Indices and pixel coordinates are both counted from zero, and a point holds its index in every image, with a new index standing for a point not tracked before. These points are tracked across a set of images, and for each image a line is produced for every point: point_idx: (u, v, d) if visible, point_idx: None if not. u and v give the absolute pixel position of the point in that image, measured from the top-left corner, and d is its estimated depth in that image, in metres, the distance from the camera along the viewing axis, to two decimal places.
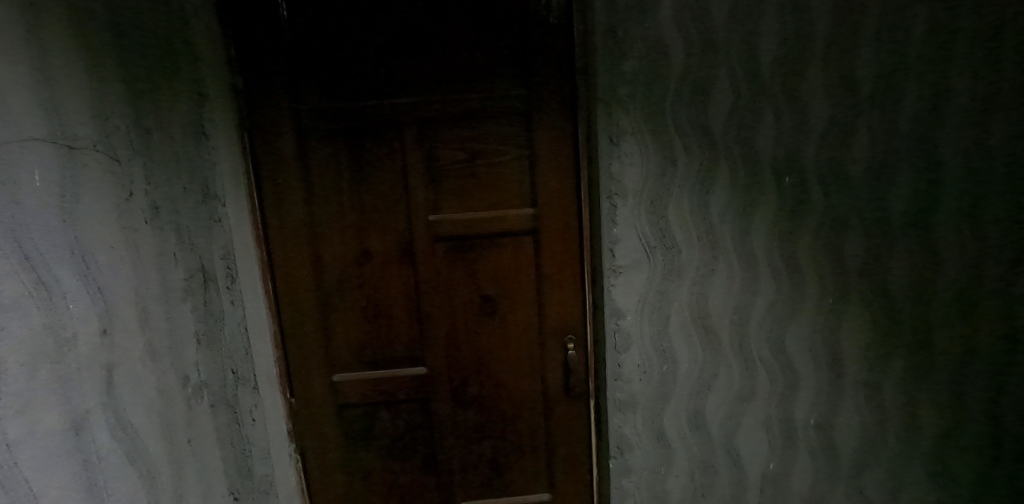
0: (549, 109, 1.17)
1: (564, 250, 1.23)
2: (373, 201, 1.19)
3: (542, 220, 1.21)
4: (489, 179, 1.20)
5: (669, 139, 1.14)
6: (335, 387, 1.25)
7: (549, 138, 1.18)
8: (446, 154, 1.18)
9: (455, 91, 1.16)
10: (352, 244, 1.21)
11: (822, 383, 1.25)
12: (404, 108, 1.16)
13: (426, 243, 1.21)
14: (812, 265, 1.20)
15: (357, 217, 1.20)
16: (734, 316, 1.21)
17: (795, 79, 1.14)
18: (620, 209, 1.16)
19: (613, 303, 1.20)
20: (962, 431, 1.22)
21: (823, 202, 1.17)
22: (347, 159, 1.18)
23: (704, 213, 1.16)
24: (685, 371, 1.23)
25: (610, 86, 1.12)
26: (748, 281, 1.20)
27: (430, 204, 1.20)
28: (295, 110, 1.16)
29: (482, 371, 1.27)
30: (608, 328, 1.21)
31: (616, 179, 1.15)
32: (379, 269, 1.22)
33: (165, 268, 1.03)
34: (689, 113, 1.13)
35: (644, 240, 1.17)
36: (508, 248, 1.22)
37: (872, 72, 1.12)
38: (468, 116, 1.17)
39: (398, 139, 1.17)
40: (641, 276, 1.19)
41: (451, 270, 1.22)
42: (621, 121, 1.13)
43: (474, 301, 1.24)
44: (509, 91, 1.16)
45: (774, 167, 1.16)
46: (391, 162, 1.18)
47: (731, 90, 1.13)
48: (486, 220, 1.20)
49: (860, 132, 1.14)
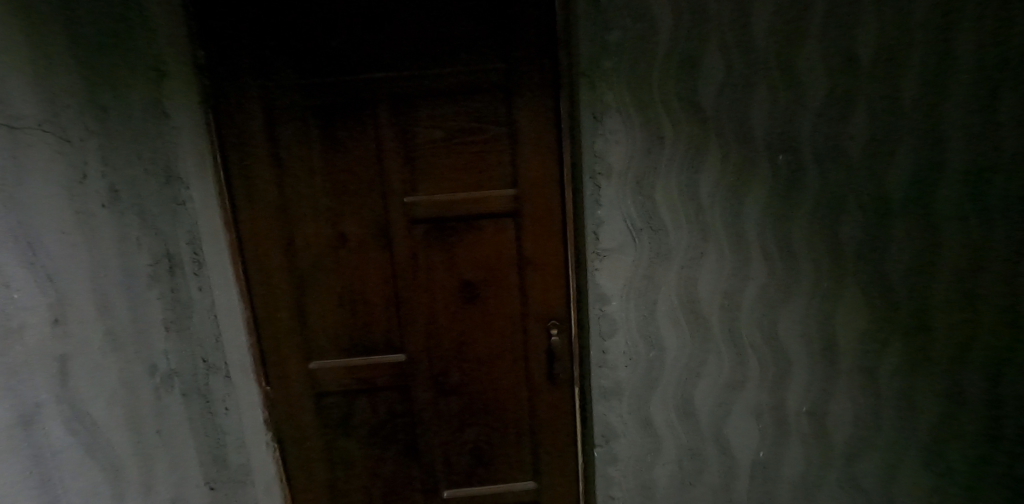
0: (529, 85, 1.10)
1: (547, 232, 1.17)
2: (345, 183, 1.14)
3: (523, 202, 1.15)
4: (467, 159, 1.14)
5: (656, 115, 1.07)
6: (312, 375, 1.22)
7: (530, 115, 1.12)
8: (422, 132, 1.12)
9: (429, 66, 1.10)
10: (326, 229, 1.16)
11: (815, 367, 1.22)
12: (376, 85, 1.10)
13: (403, 227, 1.15)
14: (806, 247, 1.15)
15: (330, 200, 1.14)
16: (724, 302, 1.16)
17: (791, 51, 1.08)
18: (604, 190, 1.10)
19: (597, 288, 1.14)
20: (959, 417, 1.20)
21: (819, 181, 1.12)
22: (316, 139, 1.12)
23: (693, 194, 1.10)
24: (673, 358, 1.18)
25: (593, 59, 1.05)
26: (738, 264, 1.15)
27: (406, 186, 1.14)
28: (262, 87, 1.10)
29: (464, 358, 1.22)
30: (593, 314, 1.15)
31: (600, 158, 1.08)
32: (355, 254, 1.17)
33: (128, 253, 0.99)
34: (678, 88, 1.06)
35: (629, 222, 1.11)
36: (488, 231, 1.17)
37: (872, 44, 1.07)
38: (443, 93, 1.11)
39: (371, 117, 1.11)
40: (626, 260, 1.13)
41: (429, 255, 1.17)
42: (606, 95, 1.06)
43: (454, 286, 1.19)
44: (488, 66, 1.10)
45: (768, 145, 1.10)
46: (365, 141, 1.12)
47: (723, 64, 1.07)
48: (466, 201, 1.15)
49: (860, 109, 1.09)
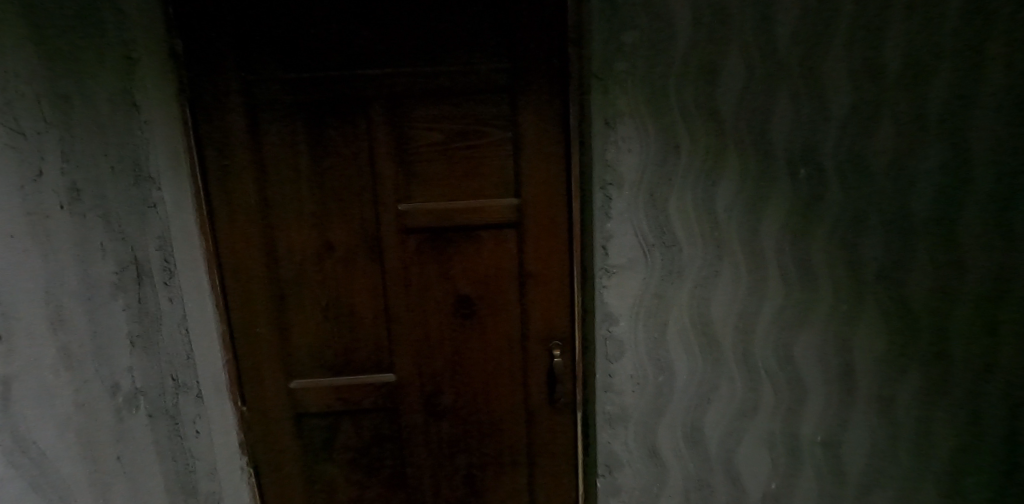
0: (535, 87, 1.02)
1: (552, 245, 1.08)
2: (334, 188, 1.05)
3: (526, 213, 1.07)
4: (467, 164, 1.05)
5: (672, 122, 1.00)
6: (292, 394, 1.12)
7: (536, 119, 1.03)
8: (419, 135, 1.04)
9: (428, 63, 1.01)
10: (312, 236, 1.06)
11: (831, 394, 1.14)
12: (370, 83, 1.01)
13: (395, 236, 1.07)
14: (826, 267, 1.09)
15: (317, 205, 1.05)
16: (738, 324, 1.08)
17: (815, 59, 1.01)
18: (614, 201, 1.02)
19: (605, 307, 1.06)
20: (975, 448, 1.14)
21: (840, 197, 1.06)
22: (303, 139, 1.03)
23: (709, 208, 1.03)
24: (682, 383, 1.10)
25: (606, 60, 0.97)
26: (754, 283, 1.07)
27: (400, 192, 1.05)
28: (245, 81, 1.01)
29: (458, 379, 1.13)
30: (599, 334, 1.07)
31: (611, 167, 1.01)
32: (343, 265, 1.08)
33: (89, 260, 0.89)
34: (697, 95, 0.99)
35: (641, 236, 1.03)
36: (488, 243, 1.08)
37: (901, 53, 1.01)
38: (442, 93, 1.03)
39: (364, 117, 1.03)
40: (636, 277, 1.05)
41: (423, 267, 1.08)
42: (619, 100, 0.98)
43: (449, 301, 1.10)
44: (492, 65, 1.02)
45: (789, 158, 1.03)
46: (356, 143, 1.03)
47: (745, 70, 0.99)
48: (465, 210, 1.06)
49: (885, 122, 1.03)
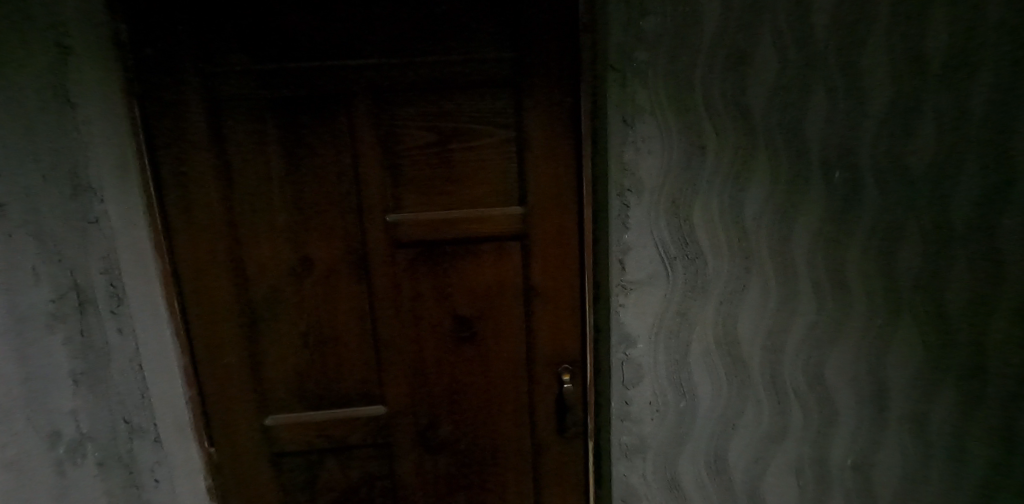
0: (542, 80, 0.90)
1: (561, 258, 0.97)
2: (312, 197, 0.91)
3: (532, 223, 0.95)
4: (464, 169, 0.92)
5: (697, 119, 0.88)
6: (268, 433, 0.98)
7: (543, 117, 0.91)
8: (408, 135, 0.91)
9: (419, 53, 0.88)
10: (288, 253, 0.93)
11: (862, 414, 1.05)
12: (351, 75, 0.88)
13: (383, 251, 0.93)
14: (860, 277, 0.99)
15: (292, 218, 0.91)
16: (767, 343, 0.98)
17: (852, 48, 0.90)
18: (633, 209, 0.90)
19: (622, 327, 0.94)
20: (1008, 471, 1.04)
21: (877, 201, 0.96)
22: (275, 141, 0.89)
23: (736, 216, 0.92)
24: (706, 409, 0.99)
25: (624, 49, 0.85)
26: (785, 298, 0.97)
27: (388, 201, 0.92)
28: (205, 74, 0.86)
29: (456, 409, 1.01)
30: (615, 358, 0.96)
31: (629, 171, 0.89)
32: (323, 284, 0.94)
33: (17, 290, 0.73)
34: (724, 88, 0.88)
35: (661, 248, 0.92)
36: (489, 257, 0.96)
37: (945, 41, 0.90)
38: (435, 88, 0.89)
39: (345, 115, 0.89)
40: (657, 294, 0.94)
41: (415, 286, 0.95)
42: (638, 95, 0.87)
43: (446, 323, 0.97)
44: (493, 54, 0.89)
45: (823, 160, 0.93)
46: (337, 145, 0.90)
47: (777, 61, 0.89)
48: (463, 221, 0.93)
49: (926, 118, 0.93)
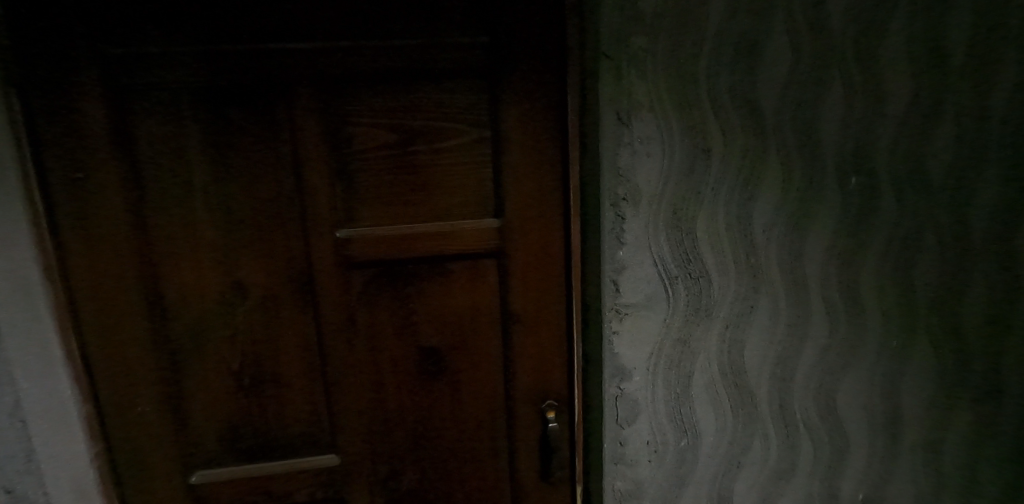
0: (522, 71, 0.77)
1: (545, 278, 0.83)
2: (245, 210, 0.75)
3: (511, 238, 0.81)
4: (432, 175, 0.78)
5: (702, 118, 0.76)
6: (195, 492, 0.82)
7: (523, 114, 0.78)
8: (363, 136, 0.76)
9: (375, 36, 0.73)
10: (216, 277, 0.76)
11: (875, 445, 0.95)
12: (291, 61, 0.72)
13: (333, 273, 0.78)
14: (875, 296, 0.88)
15: (221, 235, 0.75)
16: (775, 371, 0.87)
17: (871, 39, 0.80)
18: (629, 222, 0.77)
19: (616, 358, 0.82)
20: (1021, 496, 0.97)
21: (894, 210, 0.85)
22: (197, 141, 0.73)
23: (744, 228, 0.81)
24: (709, 447, 0.87)
25: (619, 35, 0.73)
26: (796, 321, 0.86)
27: (340, 214, 0.77)
28: (106, 57, 0.70)
29: (422, 455, 0.86)
30: (609, 393, 0.83)
31: (625, 178, 0.76)
32: (261, 314, 0.78)
33: None
34: (730, 82, 0.77)
35: (661, 267, 0.80)
36: (461, 278, 0.82)
37: (967, 33, 0.81)
38: (394, 78, 0.75)
39: (284, 109, 0.74)
40: (655, 319, 0.81)
41: (373, 314, 0.80)
42: (635, 88, 0.74)
43: (410, 357, 0.83)
44: (464, 39, 0.75)
45: (839, 165, 0.82)
46: (275, 146, 0.74)
47: (789, 53, 0.78)
48: (429, 236, 0.79)
49: (947, 119, 0.83)
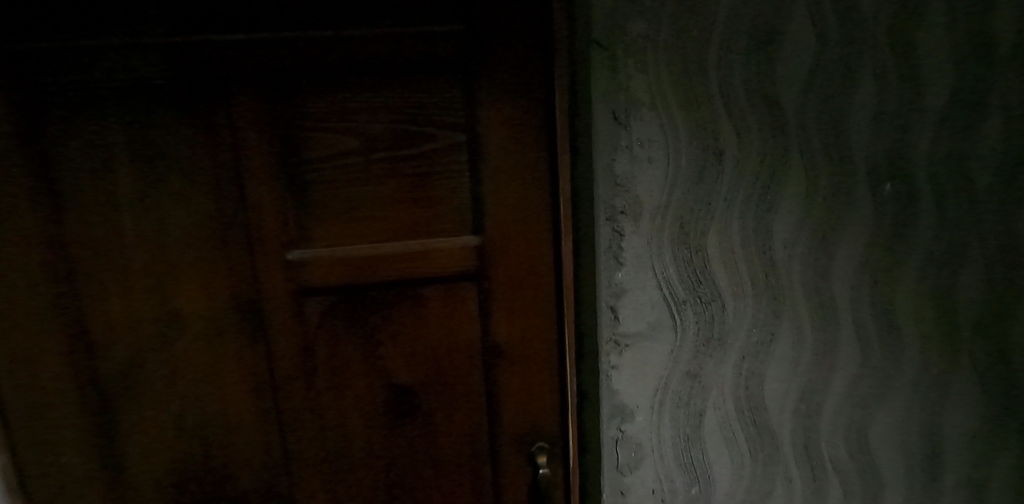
0: (503, 65, 0.66)
1: (532, 303, 0.73)
2: (181, 229, 0.65)
3: (493, 257, 0.71)
4: (399, 187, 0.67)
5: (712, 117, 0.66)
6: None
7: (505, 115, 0.68)
8: (319, 143, 0.65)
9: (330, 26, 0.63)
10: (150, 308, 0.66)
11: (914, 489, 0.82)
12: (231, 55, 0.62)
13: (286, 301, 0.67)
14: (913, 318, 0.76)
15: (154, 259, 0.65)
16: (800, 406, 0.76)
17: (907, 22, 0.68)
18: (629, 239, 0.67)
19: (616, 396, 0.70)
20: None
21: (935, 218, 0.73)
22: (123, 150, 0.62)
23: (763, 244, 0.70)
24: (724, 494, 0.76)
25: (613, 21, 0.62)
26: (823, 349, 0.75)
27: (293, 232, 0.66)
28: (10, 54, 0.59)
29: None
30: (608, 436, 0.72)
31: (623, 187, 0.65)
32: (203, 349, 0.68)
33: None
34: (744, 74, 0.66)
35: (666, 290, 0.69)
36: (435, 304, 0.71)
37: (1018, 12, 0.69)
38: (353, 74, 0.65)
39: (224, 112, 0.63)
40: (660, 350, 0.70)
41: (333, 346, 0.70)
42: (633, 83, 0.63)
43: (376, 395, 0.72)
44: (435, 28, 0.65)
45: (870, 168, 0.71)
46: (213, 155, 0.64)
47: (810, 40, 0.67)
48: (398, 257, 0.68)
49: (996, 113, 0.71)
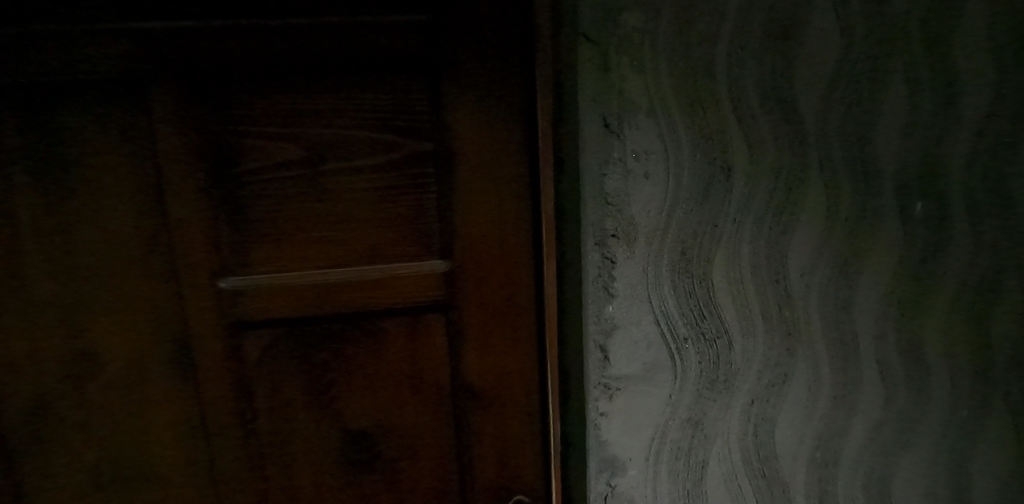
0: (477, 65, 0.57)
1: (510, 339, 0.63)
2: (96, 254, 0.55)
3: (464, 286, 0.61)
4: (355, 205, 0.58)
5: (720, 127, 0.56)
6: None
7: (478, 124, 0.58)
8: (260, 154, 0.56)
9: (271, 16, 0.53)
10: (58, 347, 0.56)
11: None
12: (153, 50, 0.52)
13: (222, 336, 0.58)
14: (944, 358, 0.66)
15: (63, 289, 0.55)
16: (815, 456, 0.66)
17: (943, 20, 0.59)
18: (621, 268, 0.57)
19: (605, 447, 0.61)
20: None
21: (971, 243, 0.63)
22: (22, 160, 0.52)
23: (776, 273, 0.60)
24: None
25: (602, 14, 0.53)
26: (844, 392, 0.65)
27: (229, 257, 0.57)
28: None
29: None
30: (595, 492, 0.62)
31: (615, 208, 0.56)
32: (123, 394, 0.58)
33: None
34: (757, 78, 0.56)
35: (665, 326, 0.59)
36: (397, 339, 0.61)
37: None
38: (298, 73, 0.55)
39: (147, 117, 0.54)
40: (657, 394, 0.61)
41: (276, 389, 0.60)
42: (625, 88, 0.54)
43: (325, 444, 0.62)
44: (397, 21, 0.55)
45: (899, 187, 0.61)
46: (133, 167, 0.54)
47: (832, 40, 0.58)
48: (352, 286, 0.59)
49: None
